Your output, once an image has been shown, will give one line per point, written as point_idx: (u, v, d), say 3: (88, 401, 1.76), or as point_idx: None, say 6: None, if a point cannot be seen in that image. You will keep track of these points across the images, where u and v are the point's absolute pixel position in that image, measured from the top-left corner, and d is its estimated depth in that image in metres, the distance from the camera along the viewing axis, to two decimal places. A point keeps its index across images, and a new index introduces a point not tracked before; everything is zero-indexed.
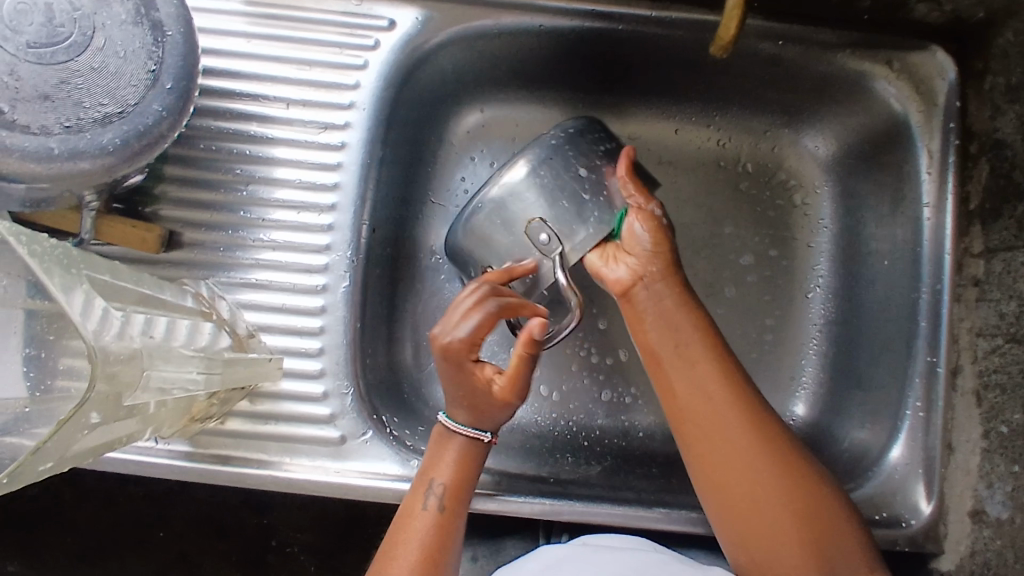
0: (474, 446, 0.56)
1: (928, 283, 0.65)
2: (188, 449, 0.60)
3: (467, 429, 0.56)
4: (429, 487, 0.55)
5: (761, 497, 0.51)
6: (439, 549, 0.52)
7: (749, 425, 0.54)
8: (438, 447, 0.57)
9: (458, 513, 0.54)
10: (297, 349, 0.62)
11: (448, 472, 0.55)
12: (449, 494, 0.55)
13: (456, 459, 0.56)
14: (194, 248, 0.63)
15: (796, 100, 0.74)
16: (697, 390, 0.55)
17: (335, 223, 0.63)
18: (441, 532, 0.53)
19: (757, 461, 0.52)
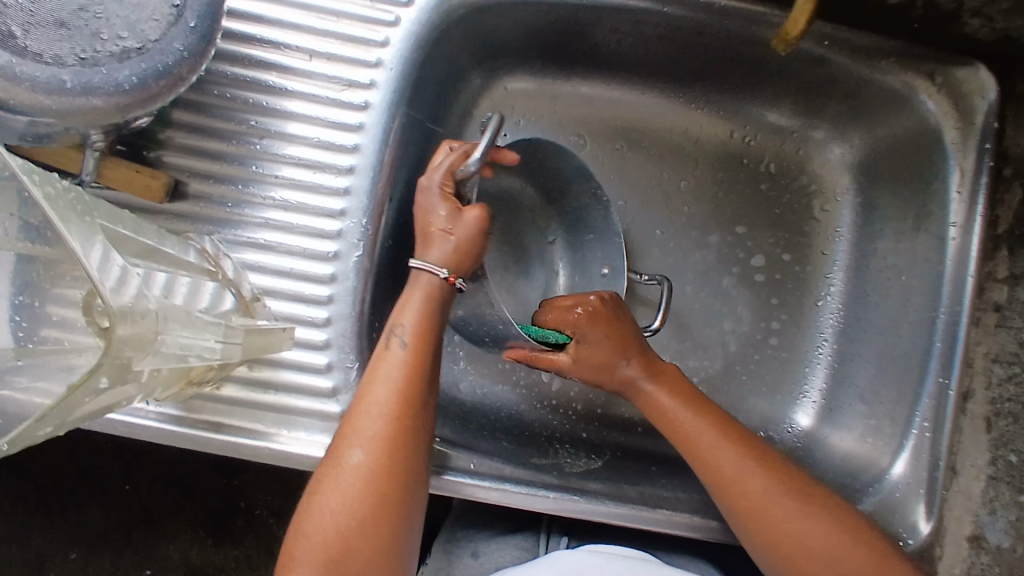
0: (441, 287, 0.55)
1: (946, 304, 0.64)
2: (178, 413, 0.57)
3: (431, 264, 0.55)
4: (394, 329, 0.54)
5: (813, 545, 0.54)
6: (412, 378, 0.52)
7: (769, 472, 0.57)
8: (408, 288, 0.56)
9: (428, 350, 0.54)
10: (303, 317, 0.59)
11: (413, 312, 0.54)
12: (415, 332, 0.54)
13: (422, 297, 0.55)
14: (200, 201, 0.59)
15: (830, 104, 0.72)
16: (712, 452, 0.58)
17: (352, 187, 0.60)
18: (412, 366, 0.53)
19: (789, 507, 0.56)
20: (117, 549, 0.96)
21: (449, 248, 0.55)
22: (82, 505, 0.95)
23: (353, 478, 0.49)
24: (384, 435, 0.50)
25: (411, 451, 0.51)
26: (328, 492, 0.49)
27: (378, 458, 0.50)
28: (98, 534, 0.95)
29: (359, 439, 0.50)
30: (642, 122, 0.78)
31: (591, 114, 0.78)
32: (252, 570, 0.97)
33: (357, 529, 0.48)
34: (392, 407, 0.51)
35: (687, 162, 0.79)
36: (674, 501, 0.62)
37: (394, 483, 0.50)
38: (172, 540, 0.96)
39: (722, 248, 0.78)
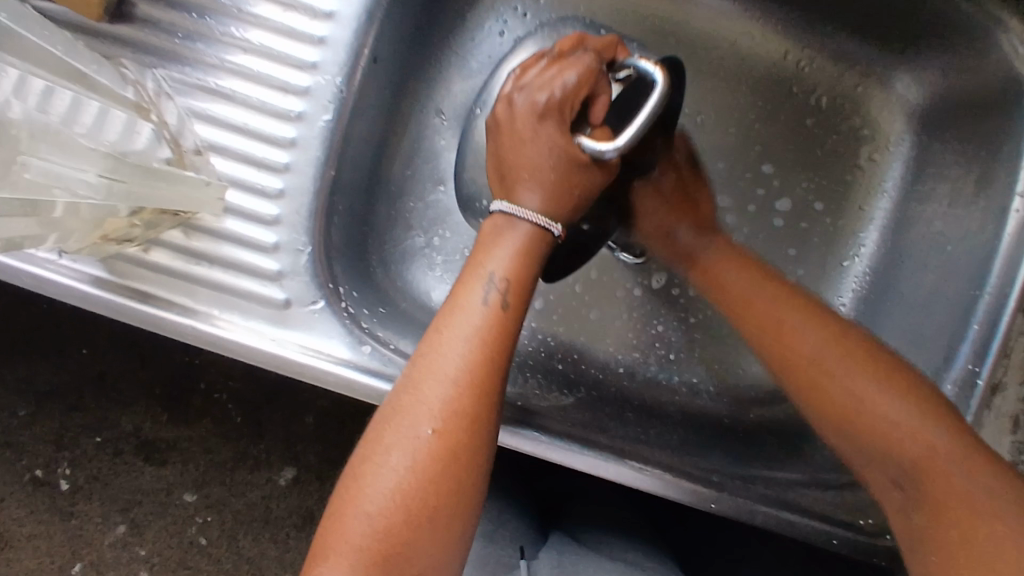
0: (537, 240, 0.48)
1: (994, 283, 0.55)
2: (100, 274, 0.50)
3: (536, 215, 0.47)
4: (485, 277, 0.46)
5: (888, 440, 0.44)
6: (501, 342, 0.45)
7: (863, 351, 0.48)
8: (496, 232, 0.48)
9: (521, 309, 0.47)
10: (252, 185, 0.50)
11: (504, 262, 0.47)
12: (509, 287, 0.46)
13: (515, 245, 0.47)
14: (145, 27, 0.50)
15: (908, 31, 0.62)
16: (820, 353, 0.49)
17: (329, 37, 0.50)
18: (501, 326, 0.45)
19: (891, 404, 0.45)
20: (67, 409, 0.89)
21: (561, 200, 0.48)
22: (33, 360, 0.89)
23: (425, 452, 0.42)
24: (463, 406, 0.43)
25: (488, 428, 0.44)
26: (391, 466, 0.42)
27: (453, 435, 0.42)
28: (49, 391, 0.89)
29: (432, 409, 0.43)
30: (684, 26, 0.68)
31: (625, 5, 0.67)
32: (204, 453, 0.90)
33: (426, 514, 0.41)
34: (472, 373, 0.44)
35: (726, 80, 0.68)
36: (646, 454, 0.54)
37: (467, 467, 0.43)
38: (125, 410, 0.90)
39: (747, 184, 0.69)
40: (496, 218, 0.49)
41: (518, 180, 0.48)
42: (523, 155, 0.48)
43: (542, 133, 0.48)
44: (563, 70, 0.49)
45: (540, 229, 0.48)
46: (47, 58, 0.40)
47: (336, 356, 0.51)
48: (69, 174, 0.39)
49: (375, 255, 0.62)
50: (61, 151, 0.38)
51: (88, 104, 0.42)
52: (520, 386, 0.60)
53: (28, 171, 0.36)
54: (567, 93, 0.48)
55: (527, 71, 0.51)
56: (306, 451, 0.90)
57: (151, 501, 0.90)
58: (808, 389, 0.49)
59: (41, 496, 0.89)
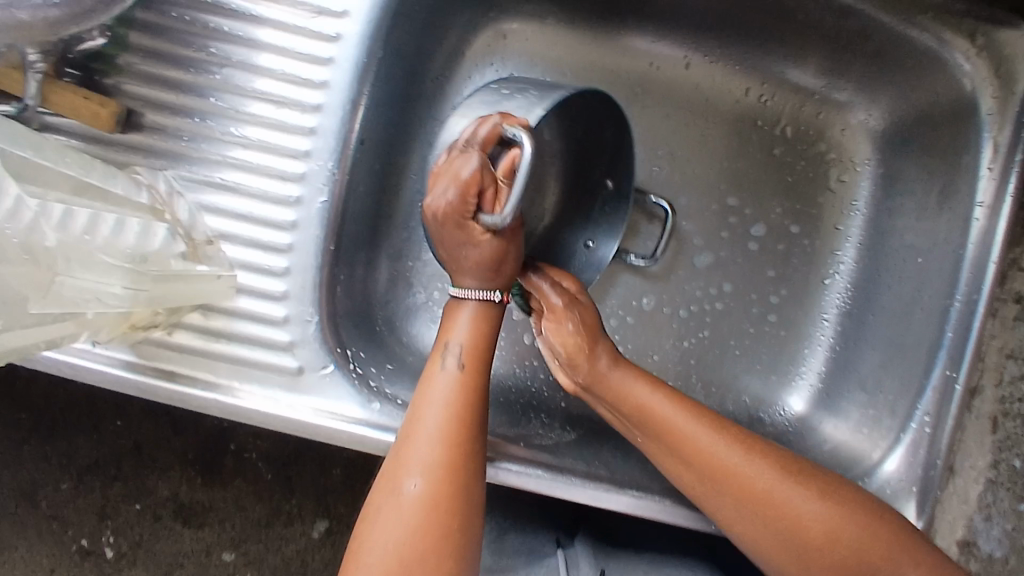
0: (489, 310, 0.55)
1: (963, 291, 0.58)
2: (130, 358, 0.54)
3: (475, 292, 0.54)
4: (446, 348, 0.53)
5: (747, 474, 0.52)
6: (470, 402, 0.51)
7: (723, 436, 0.54)
8: (452, 305, 0.55)
9: (482, 369, 0.54)
10: (259, 266, 0.55)
11: (463, 332, 0.54)
12: (469, 353, 0.53)
13: (471, 317, 0.54)
14: (155, 133, 0.55)
15: (857, 62, 0.66)
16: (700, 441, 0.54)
17: (319, 127, 0.55)
18: (468, 387, 0.52)
19: (723, 446, 0.54)
20: (106, 479, 0.94)
21: (493, 271, 0.53)
22: (72, 437, 0.94)
23: (413, 506, 0.48)
24: (443, 460, 0.49)
25: (472, 476, 0.49)
26: (388, 522, 0.47)
27: (437, 486, 0.48)
28: (89, 464, 0.94)
29: (417, 466, 0.49)
30: (650, 73, 0.72)
31: (593, 61, 0.72)
32: (239, 511, 0.94)
33: (420, 559, 0.46)
34: (446, 429, 0.50)
35: (696, 119, 0.73)
36: (648, 484, 0.58)
37: (456, 512, 0.48)
38: (161, 476, 0.94)
39: (723, 216, 0.73)
40: (449, 304, 0.56)
41: (458, 266, 0.53)
42: (450, 248, 0.52)
43: (448, 235, 0.51)
44: (452, 173, 0.49)
45: (488, 301, 0.54)
46: (65, 179, 0.48)
47: (349, 415, 0.56)
48: (95, 286, 0.46)
49: (379, 315, 0.66)
50: (88, 267, 0.46)
51: (105, 217, 0.49)
52: (523, 426, 0.64)
53: (62, 288, 0.44)
54: (454, 204, 0.49)
55: (438, 159, 0.52)
56: (336, 502, 0.95)
57: (193, 562, 0.94)
58: (683, 458, 0.54)
59: (89, 565, 0.94)
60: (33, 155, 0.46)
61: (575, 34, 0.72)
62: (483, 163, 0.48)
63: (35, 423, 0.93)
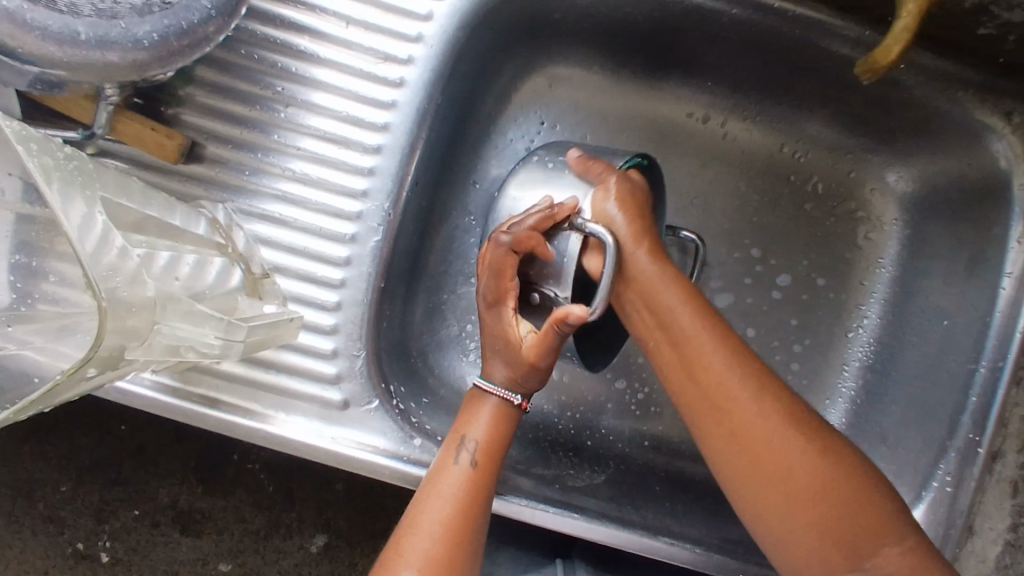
0: (507, 409, 0.55)
1: (989, 357, 0.60)
2: (173, 383, 0.55)
3: (499, 387, 0.55)
4: (461, 444, 0.54)
5: (779, 447, 0.49)
6: (474, 502, 0.52)
7: (789, 420, 0.50)
8: (471, 406, 0.56)
9: (493, 467, 0.54)
10: (313, 300, 0.56)
11: (479, 429, 0.54)
12: (482, 451, 0.54)
13: (487, 418, 0.55)
14: (215, 165, 0.56)
15: (896, 128, 0.68)
16: (739, 403, 0.50)
17: (377, 167, 0.57)
18: (475, 488, 0.53)
19: (774, 422, 0.49)
20: (106, 484, 0.94)
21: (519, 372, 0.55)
22: (75, 438, 0.93)
23: None
24: (439, 559, 0.50)
25: None
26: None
27: None
28: (89, 467, 0.93)
29: (413, 560, 0.50)
30: (688, 124, 0.74)
31: (635, 109, 0.74)
32: (238, 522, 0.94)
33: None
34: (448, 526, 0.51)
35: (732, 171, 0.75)
36: (678, 531, 0.59)
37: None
38: (161, 481, 0.94)
39: (750, 265, 0.74)
40: (469, 396, 0.57)
41: (490, 354, 0.56)
42: (488, 339, 0.56)
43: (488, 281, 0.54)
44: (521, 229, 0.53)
45: (506, 400, 0.55)
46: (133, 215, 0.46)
47: (384, 449, 0.57)
48: (192, 335, 0.43)
49: (415, 347, 0.67)
50: (183, 318, 0.43)
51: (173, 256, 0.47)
52: (554, 465, 0.65)
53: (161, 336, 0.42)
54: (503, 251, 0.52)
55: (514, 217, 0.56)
56: (337, 518, 0.95)
57: (189, 568, 0.94)
58: (741, 451, 0.50)
59: (82, 569, 0.93)
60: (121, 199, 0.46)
61: (618, 82, 0.73)
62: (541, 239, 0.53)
63: (42, 423, 0.93)
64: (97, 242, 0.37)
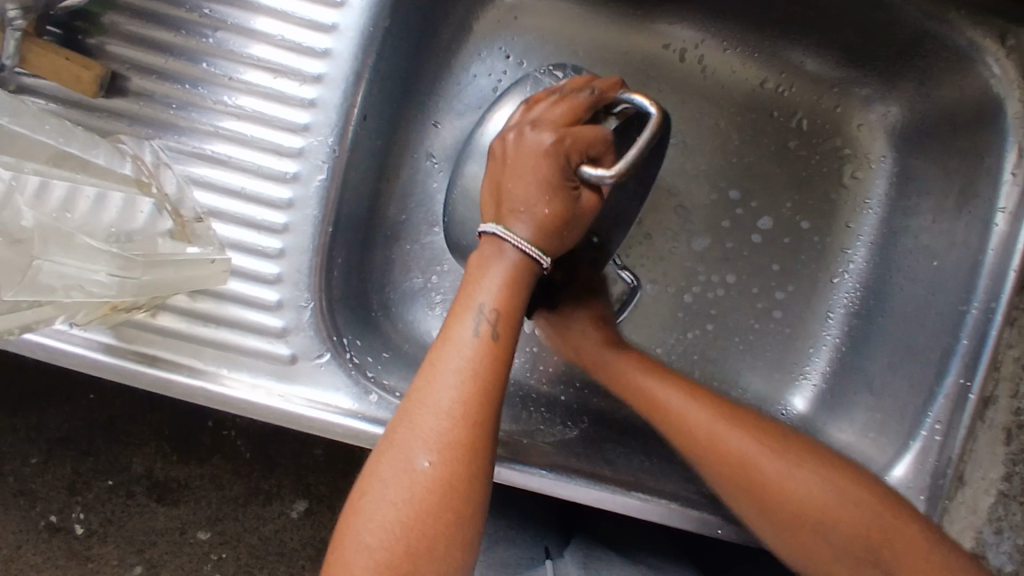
0: (525, 268, 0.49)
1: (980, 298, 0.56)
2: (110, 339, 0.51)
3: (528, 245, 0.49)
4: (476, 311, 0.47)
5: (792, 481, 0.51)
6: (492, 375, 0.46)
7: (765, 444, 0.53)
8: (484, 260, 0.49)
9: (511, 339, 0.48)
10: (252, 246, 0.52)
11: (492, 293, 0.48)
12: (500, 319, 0.47)
13: (502, 275, 0.48)
14: (140, 99, 0.51)
15: (883, 54, 0.63)
16: (736, 449, 0.53)
17: (319, 99, 0.52)
18: (495, 358, 0.46)
19: (747, 443, 0.53)
20: (78, 455, 0.90)
21: (555, 231, 0.49)
22: (41, 410, 0.89)
23: (423, 485, 0.43)
24: (460, 437, 0.44)
25: (486, 461, 0.44)
26: (391, 499, 0.43)
27: (450, 466, 0.43)
28: (59, 438, 0.89)
29: (427, 441, 0.43)
30: (665, 57, 0.69)
31: (608, 42, 0.69)
32: (216, 489, 0.90)
33: (427, 548, 0.42)
34: (469, 403, 0.44)
35: (711, 108, 0.70)
36: (653, 486, 0.56)
37: (468, 496, 0.43)
38: (136, 451, 0.90)
39: (729, 208, 0.70)
40: (485, 243, 0.50)
41: (513, 208, 0.49)
42: (514, 187, 0.49)
43: (512, 140, 0.51)
44: (553, 104, 0.53)
45: (529, 257, 0.49)
46: (40, 148, 0.44)
47: (342, 407, 0.53)
48: (77, 273, 0.42)
49: (375, 300, 0.63)
50: (69, 251, 0.41)
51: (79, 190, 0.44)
52: (524, 422, 0.62)
53: (40, 273, 0.40)
54: (538, 113, 0.52)
55: (536, 102, 0.54)
56: (317, 482, 0.90)
57: (167, 541, 0.91)
58: (746, 490, 0.52)
59: (57, 543, 0.90)
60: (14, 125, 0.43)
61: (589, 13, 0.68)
62: (579, 108, 0.52)
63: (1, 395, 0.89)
64: None
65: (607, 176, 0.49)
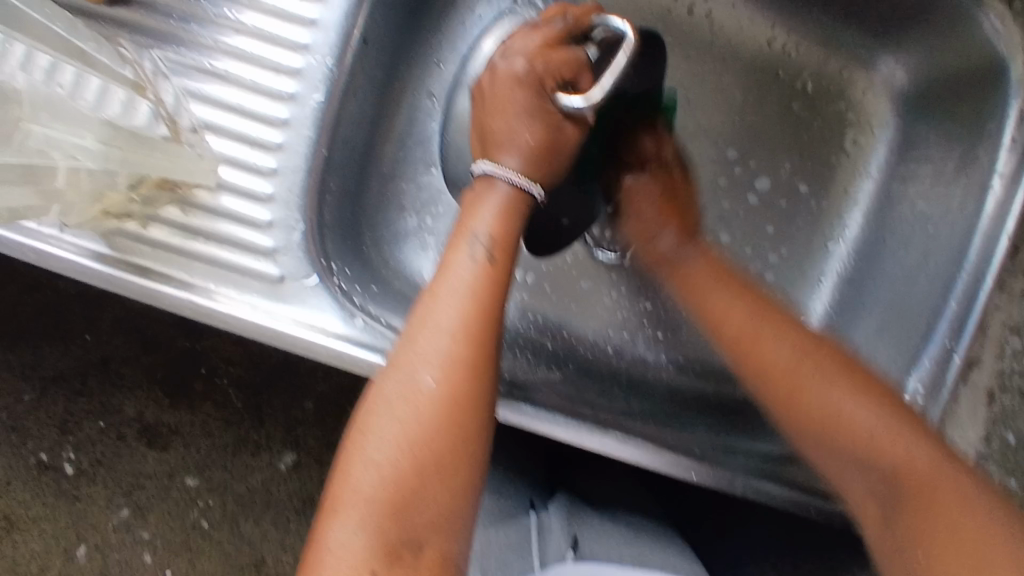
0: (519, 197, 0.50)
1: (972, 261, 0.56)
2: (101, 249, 0.51)
3: (518, 176, 0.49)
4: (471, 236, 0.47)
5: (833, 399, 0.47)
6: (492, 296, 0.46)
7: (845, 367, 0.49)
8: (478, 193, 0.50)
9: (508, 262, 0.48)
10: (246, 163, 0.52)
11: (488, 220, 0.48)
12: (496, 243, 0.47)
13: (497, 204, 0.49)
14: (143, 10, 0.52)
15: (890, 15, 0.63)
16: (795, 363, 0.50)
17: (320, 19, 0.52)
18: (493, 280, 0.46)
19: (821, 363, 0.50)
20: (72, 394, 0.90)
21: (543, 163, 0.51)
22: (38, 345, 0.90)
23: (426, 403, 0.42)
24: (460, 355, 0.43)
25: (489, 380, 0.44)
26: (395, 417, 0.42)
27: (452, 385, 0.43)
28: (52, 377, 0.90)
29: (429, 359, 0.43)
30: (672, 11, 0.69)
31: None
32: (206, 437, 0.91)
33: (435, 465, 0.42)
34: (467, 324, 0.44)
35: (716, 64, 0.70)
36: (634, 428, 0.56)
37: (472, 414, 0.43)
38: (127, 394, 0.91)
39: (728, 167, 0.70)
40: (477, 181, 0.50)
41: (501, 143, 0.50)
42: (499, 124, 0.51)
43: (494, 79, 0.52)
44: (529, 37, 0.53)
45: (521, 188, 0.50)
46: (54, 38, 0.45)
47: (332, 330, 0.53)
48: (65, 140, 0.42)
49: (368, 234, 0.63)
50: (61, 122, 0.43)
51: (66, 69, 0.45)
52: (509, 363, 0.62)
53: (29, 138, 0.40)
54: (515, 48, 0.52)
55: (513, 37, 0.55)
56: (306, 435, 0.91)
57: (153, 484, 0.91)
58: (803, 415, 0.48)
59: (47, 480, 0.90)
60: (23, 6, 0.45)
61: None
62: (555, 37, 0.53)
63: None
64: None
65: (584, 104, 0.50)
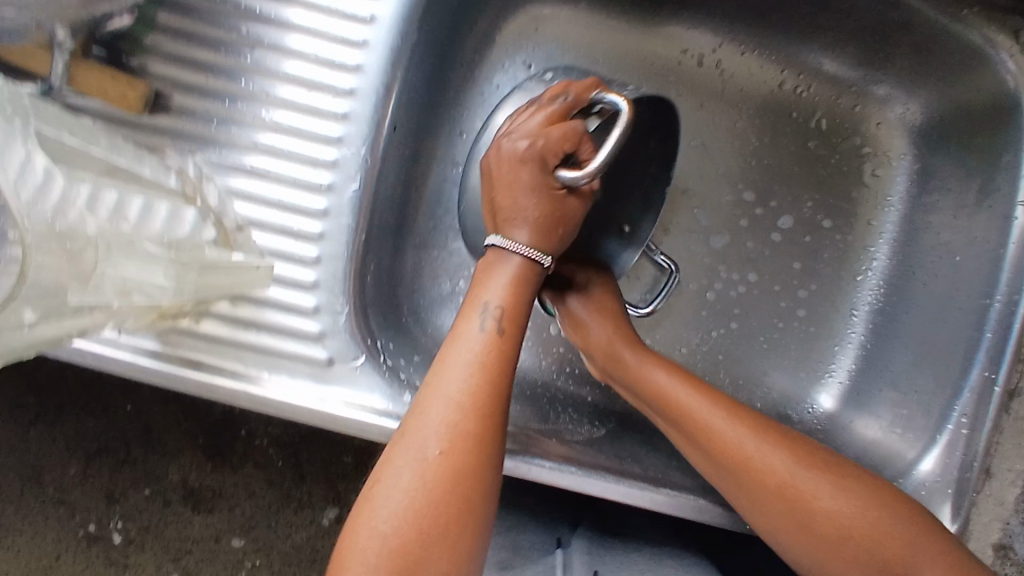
0: (530, 269, 0.52)
1: (1003, 291, 0.57)
2: (155, 345, 0.52)
3: (527, 248, 0.51)
4: (482, 307, 0.50)
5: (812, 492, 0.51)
6: (498, 368, 0.48)
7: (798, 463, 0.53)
8: (490, 265, 0.52)
9: (513, 334, 0.50)
10: (290, 254, 0.54)
11: (498, 291, 0.51)
12: (504, 314, 0.50)
13: (505, 278, 0.51)
14: (183, 115, 0.54)
15: (899, 53, 0.64)
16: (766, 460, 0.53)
17: (352, 112, 0.54)
18: (499, 351, 0.48)
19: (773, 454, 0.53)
20: (116, 464, 0.92)
21: (550, 234, 0.52)
22: (82, 422, 0.91)
23: (433, 469, 0.44)
24: (466, 425, 0.45)
25: (494, 449, 0.46)
26: (401, 483, 0.44)
27: (457, 453, 0.44)
28: (97, 448, 0.91)
29: (435, 429, 0.45)
30: (682, 62, 0.71)
31: (627, 49, 0.71)
32: (248, 497, 0.92)
33: (439, 528, 0.43)
34: (473, 394, 0.46)
35: (730, 109, 0.71)
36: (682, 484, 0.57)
37: (474, 483, 0.44)
38: (170, 461, 0.92)
39: (749, 208, 0.71)
40: (488, 253, 0.53)
41: (507, 219, 0.52)
42: (505, 201, 0.52)
43: (496, 155, 0.53)
44: (532, 113, 0.54)
45: (530, 260, 0.52)
46: (92, 161, 0.47)
47: (378, 408, 0.54)
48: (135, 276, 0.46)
49: (406, 304, 0.65)
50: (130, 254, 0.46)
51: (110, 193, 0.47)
52: (552, 422, 0.63)
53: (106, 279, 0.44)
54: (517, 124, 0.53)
55: (518, 115, 0.56)
56: (348, 492, 0.93)
57: (201, 550, 0.92)
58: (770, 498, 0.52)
59: (96, 552, 0.92)
60: (66, 139, 0.46)
61: (607, 20, 0.70)
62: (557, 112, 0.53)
63: (41, 406, 0.91)
64: (34, 187, 0.41)
65: (580, 177, 0.50)
